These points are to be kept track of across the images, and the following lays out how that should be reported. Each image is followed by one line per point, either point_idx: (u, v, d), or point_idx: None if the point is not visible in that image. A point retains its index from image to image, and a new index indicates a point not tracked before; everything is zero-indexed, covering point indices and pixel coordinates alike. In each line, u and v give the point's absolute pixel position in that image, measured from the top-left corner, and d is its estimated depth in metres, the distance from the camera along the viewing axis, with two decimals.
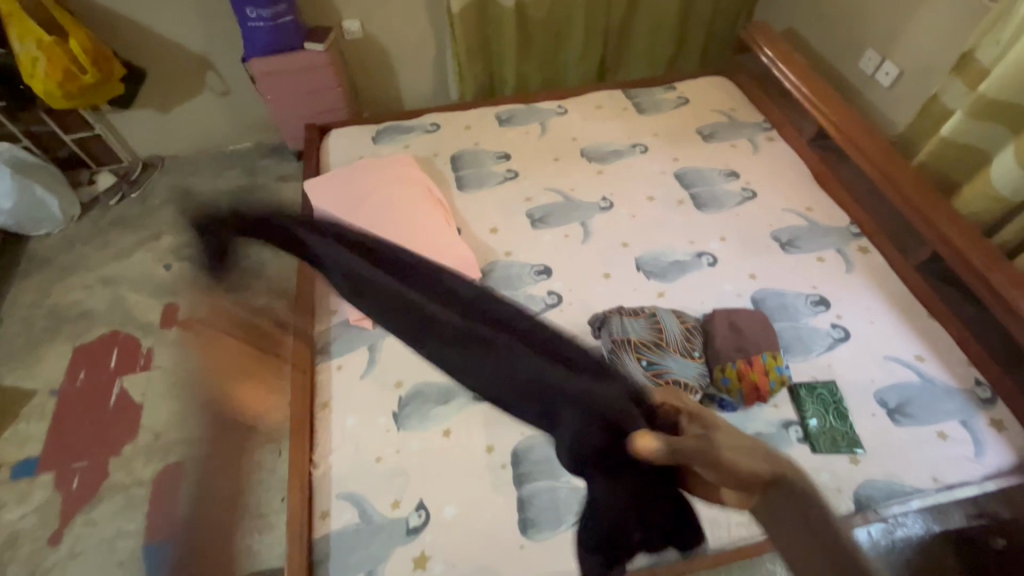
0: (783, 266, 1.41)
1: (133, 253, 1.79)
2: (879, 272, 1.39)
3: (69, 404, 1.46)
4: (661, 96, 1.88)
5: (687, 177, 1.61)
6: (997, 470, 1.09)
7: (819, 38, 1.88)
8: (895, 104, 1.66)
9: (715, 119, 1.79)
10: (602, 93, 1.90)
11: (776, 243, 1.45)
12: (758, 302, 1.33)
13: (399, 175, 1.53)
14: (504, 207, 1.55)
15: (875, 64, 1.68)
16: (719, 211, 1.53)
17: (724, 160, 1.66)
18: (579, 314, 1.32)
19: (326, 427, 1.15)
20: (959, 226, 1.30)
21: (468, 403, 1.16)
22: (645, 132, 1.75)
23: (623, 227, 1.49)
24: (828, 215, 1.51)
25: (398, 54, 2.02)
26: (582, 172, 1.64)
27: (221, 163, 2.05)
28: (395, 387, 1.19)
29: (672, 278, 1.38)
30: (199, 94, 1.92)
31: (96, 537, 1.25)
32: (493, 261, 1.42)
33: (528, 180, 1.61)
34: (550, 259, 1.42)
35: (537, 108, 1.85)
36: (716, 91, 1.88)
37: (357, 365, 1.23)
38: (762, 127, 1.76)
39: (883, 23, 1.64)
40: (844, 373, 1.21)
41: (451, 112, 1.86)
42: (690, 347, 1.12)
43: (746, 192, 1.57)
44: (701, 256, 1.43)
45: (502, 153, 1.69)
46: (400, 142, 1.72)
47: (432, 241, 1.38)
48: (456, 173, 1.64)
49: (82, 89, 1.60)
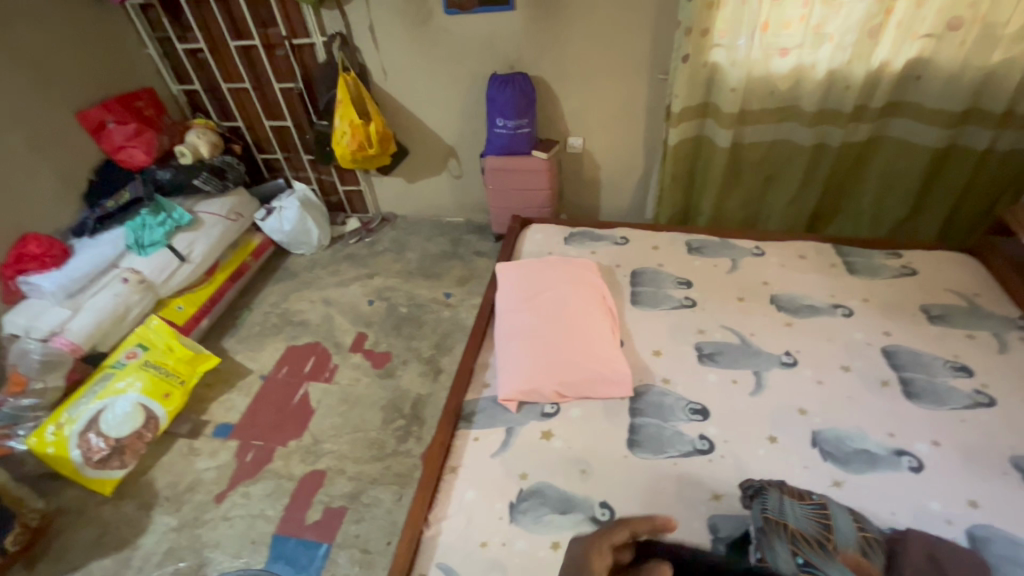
0: (1022, 505, 1.10)
1: (351, 284, 2.19)
2: None
3: (267, 390, 1.79)
4: (880, 261, 1.70)
5: (899, 357, 1.39)
6: None
7: None
8: None
9: (948, 301, 1.54)
10: (808, 244, 1.79)
11: (1017, 473, 1.14)
12: (976, 540, 1.05)
13: (579, 277, 1.63)
14: (674, 333, 1.52)
15: None
16: (937, 408, 1.27)
17: (953, 350, 1.40)
18: (730, 473, 1.19)
19: (448, 492, 1.20)
20: None
21: (585, 523, 1.12)
22: (852, 295, 1.59)
23: (803, 391, 1.34)
24: None
25: (608, 171, 2.21)
26: (766, 319, 1.54)
27: (436, 230, 2.43)
28: (520, 478, 1.21)
29: (856, 469, 1.18)
30: (439, 174, 2.35)
31: (245, 510, 1.47)
32: (648, 383, 1.38)
33: (705, 312, 1.57)
34: (710, 401, 1.33)
35: (731, 244, 1.83)
36: (956, 269, 1.63)
37: (492, 443, 1.28)
38: (1014, 324, 1.45)
39: None
40: None
41: (643, 230, 1.94)
42: (866, 566, 0.92)
43: (981, 396, 1.29)
44: (901, 455, 1.19)
45: (684, 280, 1.69)
46: (588, 248, 1.85)
47: (594, 347, 1.41)
48: (633, 287, 1.68)
49: (364, 157, 2.11)
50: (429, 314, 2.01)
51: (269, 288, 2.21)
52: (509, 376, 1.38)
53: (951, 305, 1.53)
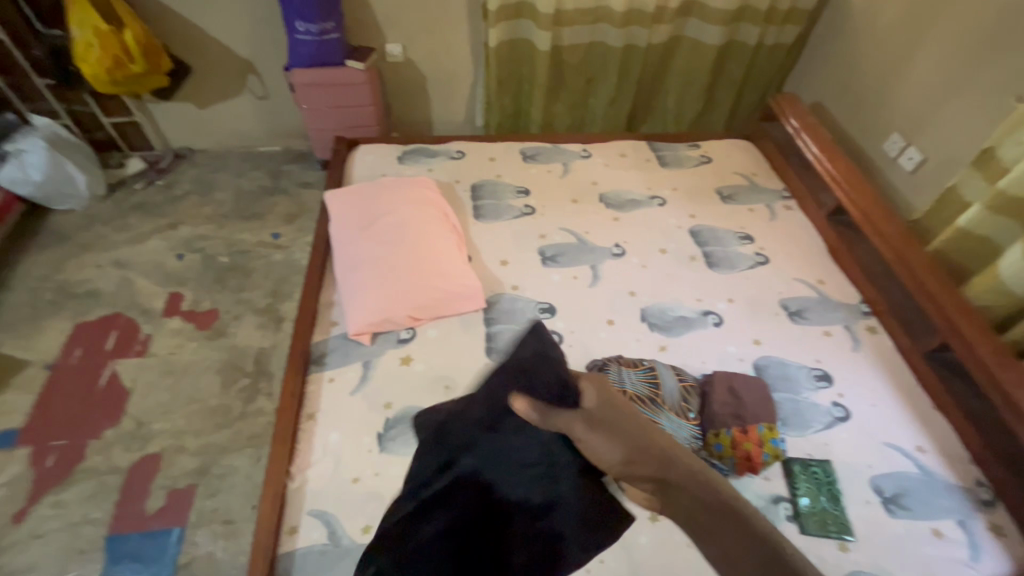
0: (789, 336, 1.39)
1: (148, 238, 1.82)
2: (885, 353, 1.36)
3: (59, 379, 1.46)
4: (684, 153, 1.91)
5: (701, 235, 1.62)
6: None
7: (846, 115, 1.89)
8: (915, 190, 1.64)
9: (736, 181, 1.81)
10: (627, 143, 1.94)
11: (784, 312, 1.44)
12: (760, 368, 1.31)
13: (419, 197, 1.56)
14: (518, 241, 1.56)
15: (899, 148, 1.68)
16: (730, 272, 1.53)
17: (739, 222, 1.67)
18: (577, 357, 1.31)
19: (309, 439, 1.14)
20: (971, 319, 1.26)
21: None
22: (665, 185, 1.78)
23: (632, 276, 1.50)
24: (839, 289, 1.50)
25: (434, 82, 2.09)
26: (598, 217, 1.66)
27: (249, 163, 2.10)
28: (384, 408, 1.19)
29: (675, 333, 1.38)
30: (239, 95, 1.98)
31: (61, 521, 1.23)
32: (498, 293, 1.42)
33: (543, 217, 1.64)
34: (557, 298, 1.42)
35: (562, 149, 1.90)
36: (740, 155, 1.92)
37: (349, 380, 1.23)
38: (780, 195, 1.77)
39: (909, 108, 1.65)
40: (840, 454, 1.18)
41: (478, 142, 1.91)
42: (686, 408, 1.09)
43: (759, 257, 1.57)
44: (707, 315, 1.42)
45: (522, 188, 1.73)
46: (423, 165, 1.77)
47: (442, 265, 1.39)
48: (475, 201, 1.67)
49: (128, 76, 1.67)
50: (257, 259, 1.78)
51: (32, 257, 1.74)
52: (357, 310, 1.31)
53: (738, 185, 1.80)
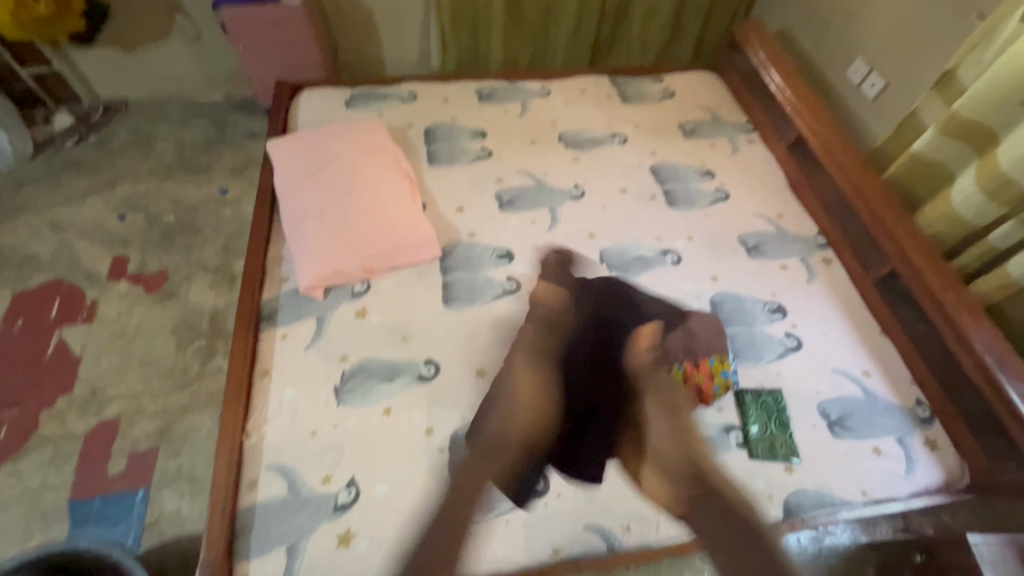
0: (746, 270, 1.39)
1: (86, 198, 1.72)
2: (839, 283, 1.38)
3: (3, 349, 1.40)
4: (646, 87, 1.84)
5: (663, 173, 1.59)
6: (925, 488, 1.11)
7: (811, 41, 1.83)
8: (876, 118, 1.62)
9: (699, 116, 1.76)
10: (588, 79, 1.86)
11: (743, 247, 1.44)
12: (716, 304, 1.32)
13: (367, 143, 1.48)
14: (474, 186, 1.51)
15: (862, 74, 1.64)
16: (691, 209, 1.51)
17: (701, 158, 1.64)
18: (536, 301, 1.30)
19: (264, 395, 1.13)
20: (920, 247, 1.28)
21: (412, 384, 1.16)
22: (627, 122, 1.72)
23: (592, 217, 1.47)
24: (797, 223, 1.50)
25: (382, 18, 1.94)
26: (558, 158, 1.61)
27: (189, 113, 1.97)
28: (340, 362, 1.17)
29: (634, 273, 1.37)
30: (168, 38, 1.83)
31: (19, 489, 1.22)
32: (455, 241, 1.39)
33: (501, 160, 1.58)
34: (515, 243, 1.40)
35: (519, 87, 1.81)
36: (703, 87, 1.85)
37: (302, 336, 1.20)
38: (743, 128, 1.73)
39: (874, 32, 1.60)
40: (790, 383, 1.21)
41: (430, 82, 1.81)
42: None
43: (720, 193, 1.55)
44: (666, 254, 1.41)
45: (478, 131, 1.65)
46: (373, 109, 1.67)
47: (395, 214, 1.35)
48: (429, 146, 1.60)
49: (36, 19, 1.51)
50: (205, 216, 1.70)
51: None
52: (306, 264, 1.27)
53: (700, 119, 1.75)
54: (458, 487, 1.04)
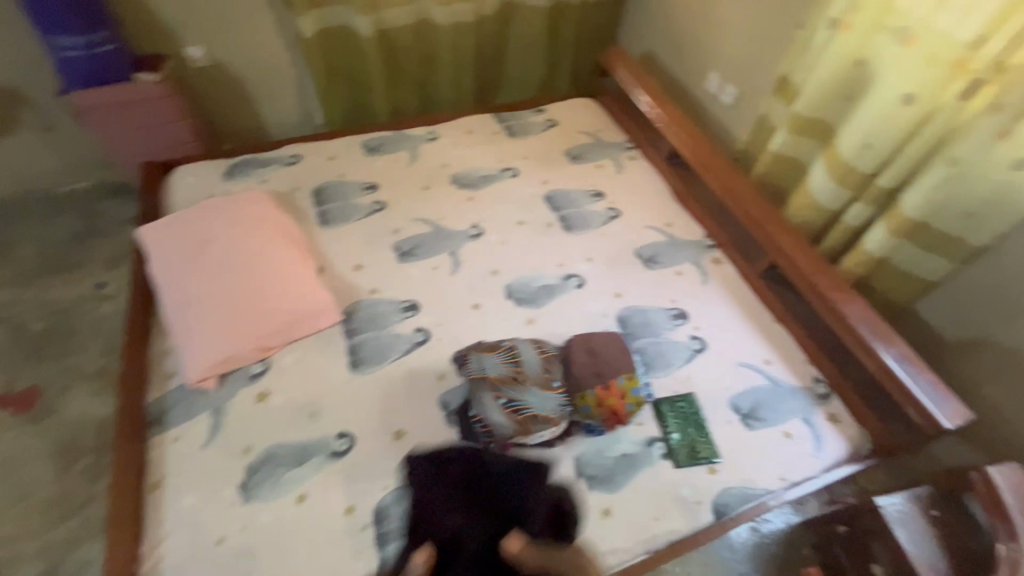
0: (645, 282, 1.45)
1: None
2: (731, 280, 1.47)
3: None
4: (530, 120, 1.91)
5: (556, 200, 1.64)
6: (835, 462, 1.18)
7: (671, 59, 1.97)
8: (737, 122, 1.76)
9: (582, 140, 1.84)
10: (473, 118, 1.90)
11: (639, 260, 1.50)
12: (623, 320, 1.36)
13: (248, 214, 1.41)
14: (370, 241, 1.48)
15: (718, 85, 1.78)
16: (587, 232, 1.56)
17: (589, 181, 1.70)
18: (447, 350, 1.28)
19: (159, 511, 1.02)
20: (790, 237, 1.39)
21: (325, 462, 1.09)
22: (516, 156, 1.77)
23: (493, 255, 1.48)
24: (685, 229, 1.58)
25: (255, 83, 1.89)
26: (452, 200, 1.62)
27: (51, 207, 1.81)
28: (243, 454, 1.09)
29: (541, 303, 1.39)
30: (13, 133, 1.68)
31: None
32: (356, 301, 1.35)
33: (395, 211, 1.56)
34: (419, 294, 1.37)
35: (406, 135, 1.81)
36: (583, 113, 1.94)
37: (197, 434, 1.11)
38: (624, 147, 1.83)
39: (720, 47, 1.75)
40: (701, 384, 1.26)
41: (314, 142, 1.77)
42: (549, 378, 1.10)
43: (611, 212, 1.62)
44: (569, 278, 1.44)
45: (369, 184, 1.63)
46: (255, 178, 1.61)
47: (286, 286, 1.29)
48: (318, 207, 1.55)
49: None
50: (80, 317, 1.55)
51: None
52: (193, 355, 1.18)
53: (584, 144, 1.83)
54: (390, 563, 0.99)
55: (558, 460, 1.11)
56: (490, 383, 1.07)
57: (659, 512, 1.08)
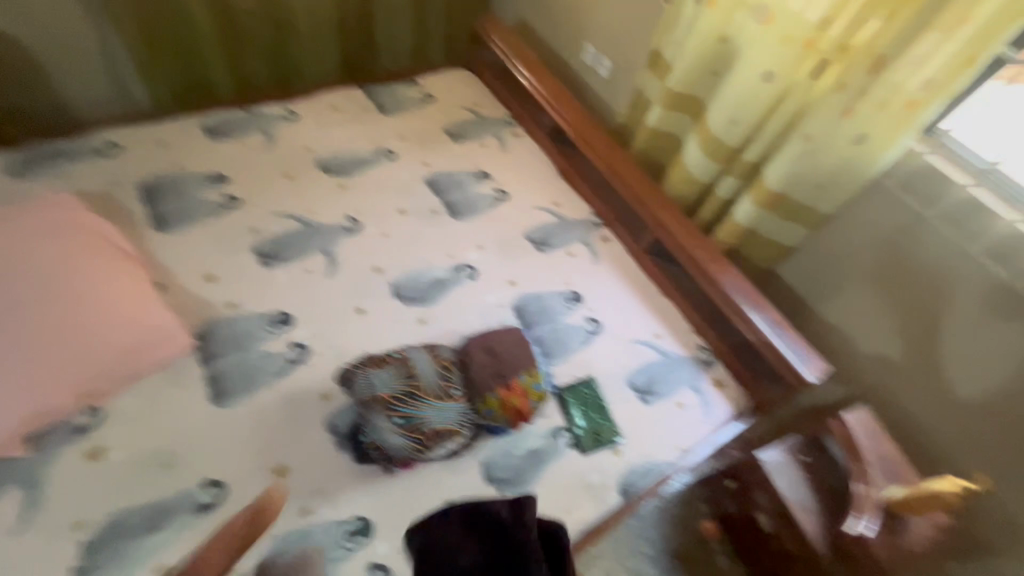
0: (539, 266, 1.41)
1: None
2: (619, 258, 1.49)
3: None
4: (403, 94, 1.74)
5: (439, 184, 1.52)
6: (721, 424, 1.26)
7: (546, 29, 1.90)
8: (614, 96, 1.76)
9: (463, 116, 1.72)
10: (338, 93, 1.68)
11: (531, 244, 1.45)
12: (519, 309, 1.32)
13: (46, 223, 1.10)
14: (222, 245, 1.26)
15: (594, 57, 1.75)
16: (476, 217, 1.47)
17: (474, 161, 1.61)
18: (331, 365, 1.13)
19: None
20: (671, 213, 1.43)
21: (190, 519, 0.92)
22: (391, 136, 1.60)
23: (374, 250, 1.34)
24: (573, 208, 1.57)
25: (39, 47, 1.49)
26: (321, 189, 1.42)
27: None
28: (74, 531, 0.87)
29: (432, 300, 1.29)
30: None
31: None
32: (211, 319, 1.14)
33: (252, 207, 1.34)
34: (290, 303, 1.20)
35: (257, 113, 1.55)
36: (460, 86, 1.82)
37: (3, 517, 0.87)
38: (506, 123, 1.75)
39: (593, 17, 1.71)
40: (599, 367, 1.26)
41: (135, 125, 1.44)
42: (448, 386, 1.02)
43: (499, 194, 1.54)
44: (461, 270, 1.36)
45: (214, 176, 1.37)
46: (54, 174, 1.27)
47: (111, 314, 1.02)
48: (149, 208, 1.28)
49: None
50: None
51: None
52: None
53: (465, 120, 1.71)
54: None
55: (463, 469, 1.05)
56: (381, 404, 0.97)
57: (569, 504, 1.08)
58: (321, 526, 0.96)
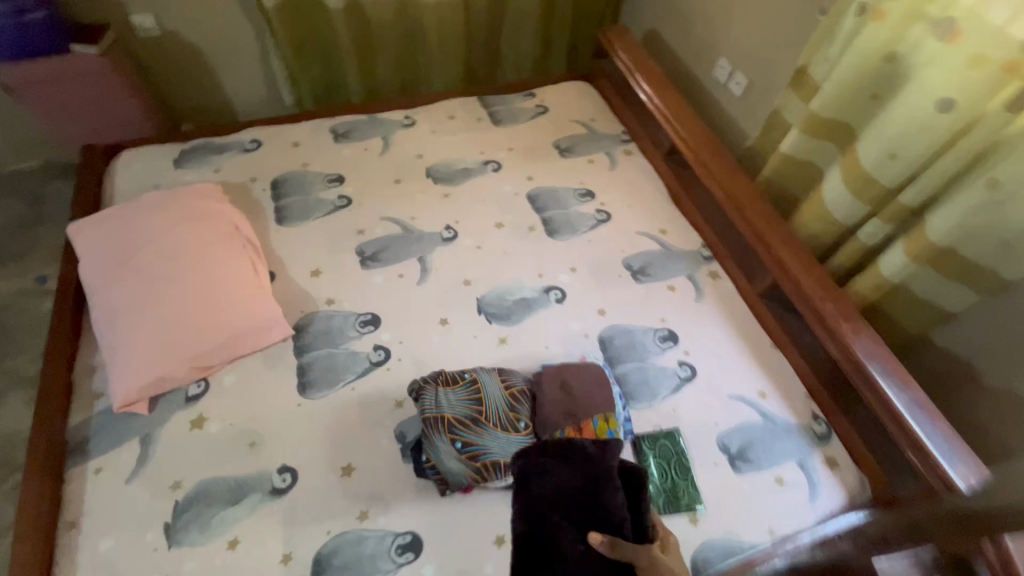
0: (634, 298, 1.31)
1: None
2: (727, 298, 1.33)
3: None
4: (518, 105, 1.73)
5: (541, 200, 1.48)
6: (830, 513, 1.07)
7: (677, 41, 1.78)
8: (745, 116, 1.58)
9: (575, 131, 1.67)
10: (456, 102, 1.72)
11: (628, 273, 1.35)
12: (605, 342, 1.23)
13: (194, 211, 1.26)
14: (331, 243, 1.34)
15: (727, 73, 1.60)
16: (572, 237, 1.41)
17: (579, 178, 1.54)
18: (409, 373, 1.15)
19: (72, 555, 0.92)
20: (797, 254, 1.24)
21: (264, 500, 0.98)
22: (500, 147, 1.60)
23: (466, 261, 1.34)
24: (681, 237, 1.44)
25: (214, 55, 1.72)
26: (426, 196, 1.46)
27: None
28: (172, 490, 0.98)
29: (516, 320, 1.25)
30: None
31: None
32: (310, 312, 1.21)
33: (362, 208, 1.41)
34: (381, 306, 1.24)
35: (380, 119, 1.64)
36: (576, 99, 1.76)
37: (122, 466, 1.00)
38: (620, 140, 1.66)
39: (730, 30, 1.56)
40: (687, 419, 1.13)
41: (277, 125, 1.60)
42: (515, 418, 0.98)
43: (602, 215, 1.46)
44: (549, 291, 1.30)
45: (334, 177, 1.47)
46: (207, 166, 1.46)
47: (230, 298, 1.15)
48: (276, 202, 1.40)
49: None
50: (16, 316, 1.43)
51: None
52: (117, 375, 1.05)
53: (576, 135, 1.66)
54: None
55: None
56: (446, 425, 0.95)
57: None
58: (376, 534, 0.97)
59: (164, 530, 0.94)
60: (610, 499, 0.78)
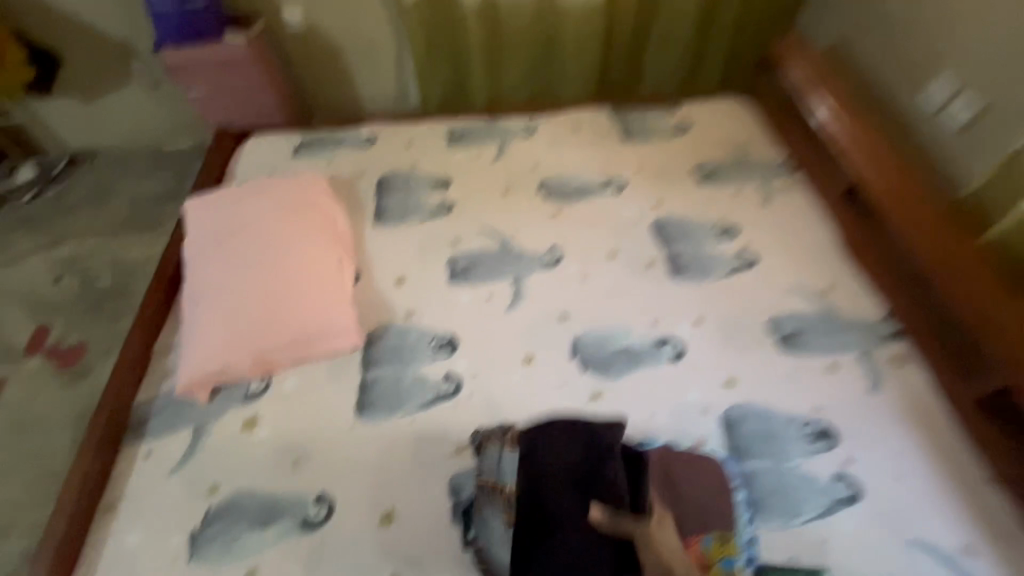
0: (777, 371, 1.00)
1: (28, 260, 1.59)
2: (917, 395, 0.96)
3: None
4: (656, 120, 1.50)
5: (668, 231, 1.23)
6: None
7: (874, 55, 1.42)
8: (969, 154, 1.18)
9: (721, 155, 1.39)
10: (585, 112, 1.54)
11: (773, 337, 1.04)
12: (730, 424, 0.94)
13: (295, 201, 1.22)
14: (423, 250, 1.22)
15: (947, 96, 1.21)
16: (701, 281, 1.14)
17: (719, 210, 1.27)
18: (478, 414, 0.97)
19: (103, 540, 0.87)
20: None
21: (292, 531, 0.86)
22: (627, 165, 1.38)
23: (567, 292, 1.14)
24: (853, 302, 1.09)
25: (352, 51, 1.73)
26: (533, 212, 1.29)
27: (152, 162, 1.83)
28: (208, 494, 0.90)
29: (616, 373, 1.01)
30: (126, 86, 1.70)
31: None
32: (386, 324, 1.09)
33: (462, 217, 1.28)
34: (461, 328, 1.08)
35: (500, 124, 1.51)
36: (728, 118, 1.48)
37: (170, 454, 0.94)
38: (779, 169, 1.35)
39: (960, 39, 1.18)
40: (840, 561, 0.81)
41: (396, 123, 1.55)
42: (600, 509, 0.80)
43: (744, 258, 1.17)
44: (663, 344, 1.05)
45: (441, 180, 1.37)
46: (322, 158, 1.43)
47: (308, 296, 1.06)
48: (378, 200, 1.33)
49: None
50: (141, 281, 1.53)
51: None
52: (189, 359, 1.01)
53: (723, 159, 1.38)
54: None
55: None
56: (504, 498, 0.82)
57: None
58: None
59: (188, 538, 0.86)
60: (610, 473, 0.79)
